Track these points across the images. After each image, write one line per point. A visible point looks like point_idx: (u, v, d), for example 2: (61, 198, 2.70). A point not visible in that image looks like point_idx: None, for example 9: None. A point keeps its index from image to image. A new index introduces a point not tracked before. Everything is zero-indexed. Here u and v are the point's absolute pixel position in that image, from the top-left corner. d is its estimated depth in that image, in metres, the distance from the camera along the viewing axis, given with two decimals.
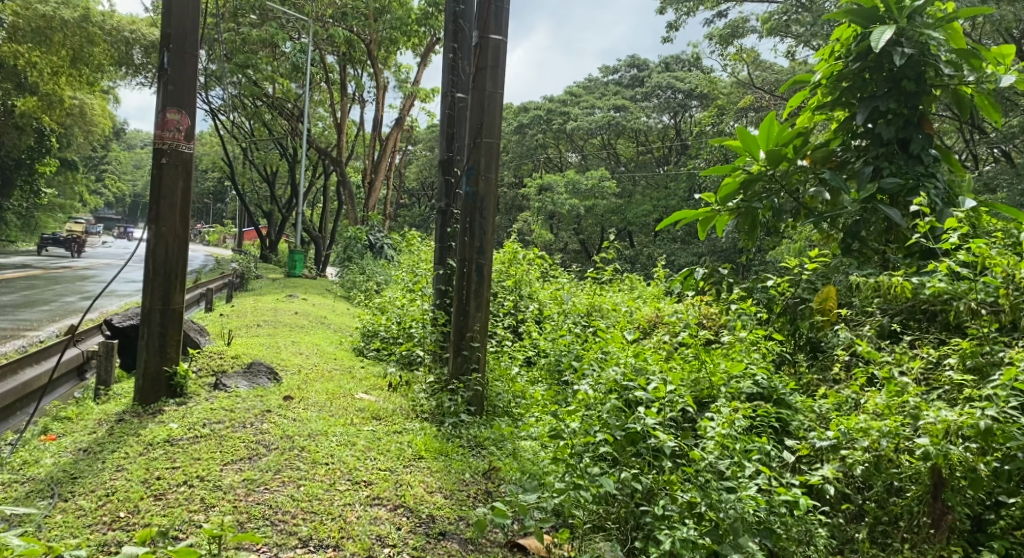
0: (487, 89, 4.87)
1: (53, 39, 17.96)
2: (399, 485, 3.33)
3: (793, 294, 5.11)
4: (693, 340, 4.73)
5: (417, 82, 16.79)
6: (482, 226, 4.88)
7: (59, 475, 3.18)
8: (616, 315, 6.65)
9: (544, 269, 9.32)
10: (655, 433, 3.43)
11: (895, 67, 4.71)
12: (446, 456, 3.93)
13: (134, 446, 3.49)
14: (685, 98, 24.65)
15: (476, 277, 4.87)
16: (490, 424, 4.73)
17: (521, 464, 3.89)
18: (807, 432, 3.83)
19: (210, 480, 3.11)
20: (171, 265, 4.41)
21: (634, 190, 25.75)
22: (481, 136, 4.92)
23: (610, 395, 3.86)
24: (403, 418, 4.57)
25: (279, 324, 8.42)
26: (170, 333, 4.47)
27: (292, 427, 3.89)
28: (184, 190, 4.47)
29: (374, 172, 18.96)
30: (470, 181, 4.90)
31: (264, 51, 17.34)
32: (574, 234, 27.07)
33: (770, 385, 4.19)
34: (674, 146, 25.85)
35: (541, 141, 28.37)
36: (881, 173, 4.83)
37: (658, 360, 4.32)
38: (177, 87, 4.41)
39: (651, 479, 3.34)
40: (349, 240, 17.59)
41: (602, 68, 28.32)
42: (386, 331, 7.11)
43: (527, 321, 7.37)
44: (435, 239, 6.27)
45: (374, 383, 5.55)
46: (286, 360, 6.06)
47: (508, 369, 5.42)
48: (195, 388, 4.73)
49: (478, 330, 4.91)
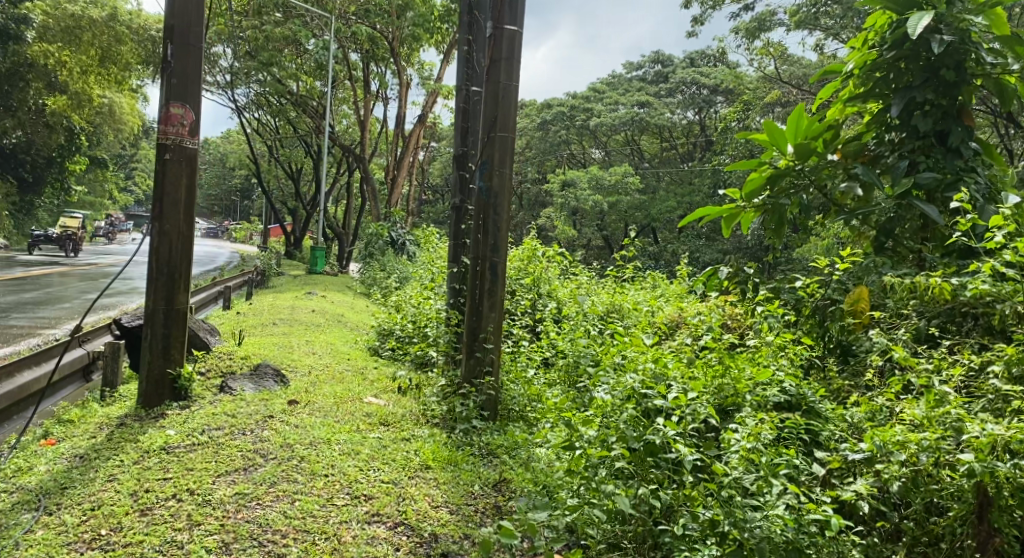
0: (502, 81, 4.67)
1: (82, 38, 18.56)
2: (403, 499, 3.17)
3: (822, 296, 4.84)
4: (716, 345, 4.48)
5: (439, 79, 16.63)
6: (497, 223, 4.70)
7: (48, 485, 3.06)
8: (636, 314, 6.43)
9: (565, 266, 9.10)
10: (674, 446, 3.22)
11: (933, 55, 4.42)
12: (455, 465, 3.76)
13: (129, 454, 3.37)
14: (710, 93, 24.11)
15: (490, 276, 4.69)
16: (503, 430, 4.53)
17: (534, 474, 3.69)
18: (839, 443, 3.57)
19: (201, 494, 2.97)
20: (175, 264, 4.30)
21: (658, 186, 25.40)
22: (495, 130, 4.71)
23: (628, 404, 3.64)
24: (412, 424, 4.40)
25: (294, 322, 8.36)
26: (174, 335, 4.37)
27: (294, 434, 3.74)
28: (189, 186, 4.36)
29: (396, 169, 18.87)
30: (483, 177, 4.71)
31: (289, 49, 17.26)
32: (597, 231, 26.78)
33: (799, 392, 3.91)
34: (698, 142, 25.45)
35: (565, 138, 28.13)
36: (916, 167, 4.54)
37: (678, 365, 4.08)
38: (181, 80, 4.30)
39: (670, 495, 3.15)
40: (371, 236, 17.53)
41: (626, 64, 27.92)
42: (400, 330, 6.95)
43: (545, 321, 7.17)
44: (449, 235, 6.12)
45: (385, 386, 5.38)
46: (296, 360, 5.93)
47: (524, 371, 5.24)
48: (200, 391, 4.62)
49: (492, 330, 4.71)
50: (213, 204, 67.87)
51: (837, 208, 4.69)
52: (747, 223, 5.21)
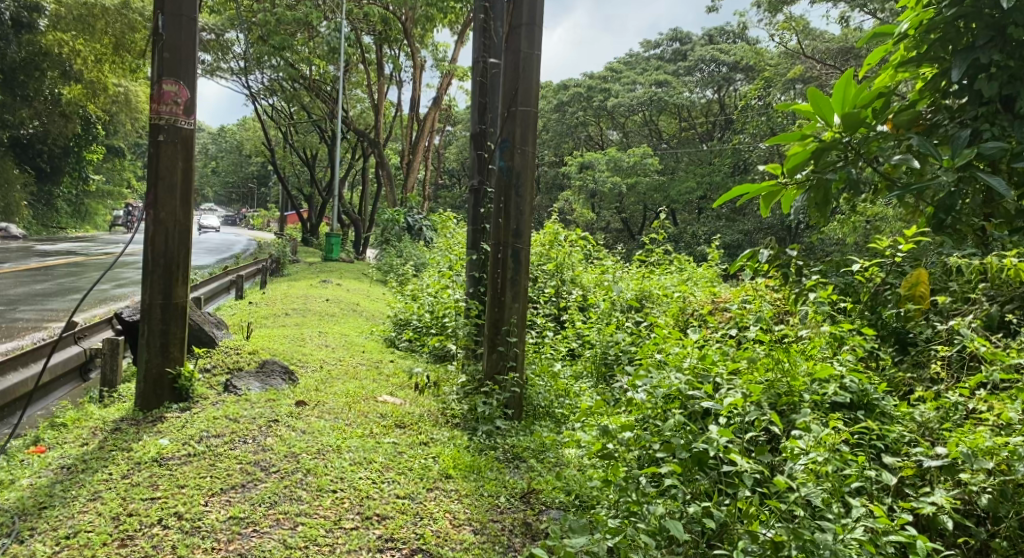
0: (522, 49, 4.25)
1: (95, 25, 17.62)
2: (420, 519, 2.82)
3: (879, 280, 4.35)
4: (766, 337, 4.01)
5: (454, 60, 16.07)
6: (519, 206, 4.30)
7: (24, 504, 2.74)
8: (667, 301, 6.00)
9: (588, 251, 8.57)
10: (730, 457, 2.85)
11: (1002, 10, 3.78)
12: (478, 474, 3.41)
13: (120, 466, 3.05)
14: (729, 71, 23.54)
15: (512, 264, 4.29)
16: (530, 431, 4.14)
17: (565, 483, 3.35)
18: (910, 447, 3.16)
19: (190, 519, 2.64)
20: (173, 253, 3.95)
21: (677, 167, 24.71)
22: (516, 104, 4.31)
23: (671, 408, 3.23)
24: (430, 426, 4.04)
25: (308, 313, 8.03)
26: (173, 332, 4.02)
27: (300, 442, 3.39)
28: (184, 170, 3.99)
29: (412, 153, 18.36)
30: (503, 155, 4.31)
31: (302, 33, 16.70)
32: (616, 213, 26.18)
33: (861, 387, 3.48)
34: (718, 121, 24.82)
35: (582, 119, 27.29)
36: (980, 136, 3.93)
37: (724, 361, 3.65)
38: (173, 54, 3.92)
39: (724, 511, 2.75)
40: (387, 222, 17.14)
41: (644, 42, 27.11)
42: (418, 320, 6.62)
43: (570, 309, 6.77)
44: (467, 220, 5.70)
45: (402, 382, 5.00)
46: (309, 354, 5.59)
47: (550, 364, 4.87)
48: (202, 390, 4.29)
49: (516, 322, 4.32)
50: (231, 190, 67.82)
51: (889, 181, 4.14)
52: (788, 202, 4.46)
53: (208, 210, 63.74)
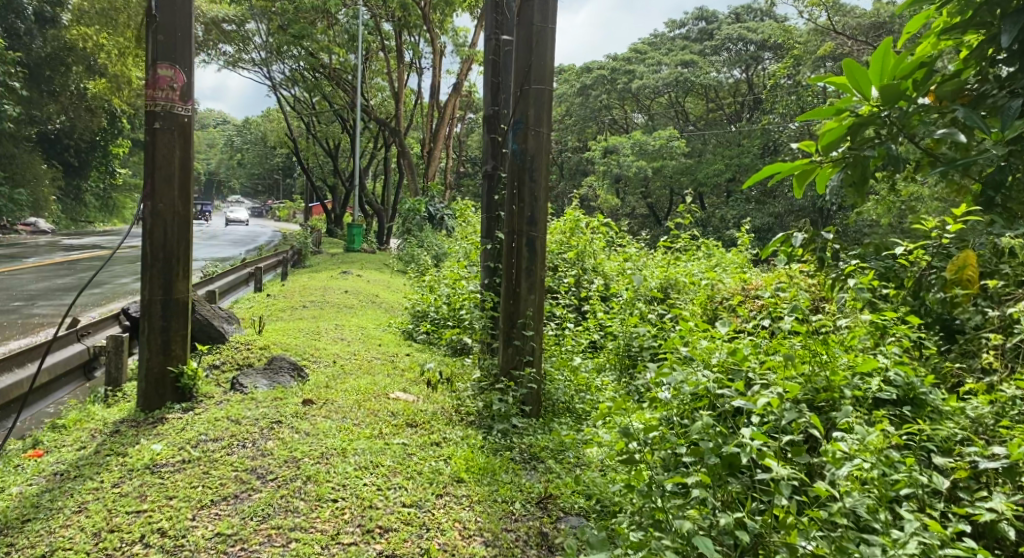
0: (535, 22, 4.00)
1: (118, 19, 17.62)
2: (426, 530, 2.65)
3: (925, 263, 3.87)
4: (800, 328, 3.72)
5: (474, 45, 15.76)
6: (533, 191, 4.05)
7: (7, 516, 2.62)
8: (694, 290, 5.73)
9: (611, 238, 8.28)
10: (764, 462, 2.61)
11: None
12: (492, 476, 3.20)
13: (112, 473, 2.93)
14: (757, 49, 23.04)
15: (526, 253, 4.07)
16: (549, 429, 3.93)
17: (585, 487, 3.12)
18: (964, 447, 2.87)
19: (175, 535, 2.49)
20: (172, 247, 3.79)
21: (704, 149, 24.15)
22: (529, 83, 4.05)
23: (700, 408, 3.00)
24: (443, 424, 3.84)
25: (325, 306, 7.88)
26: (174, 329, 3.86)
27: (302, 445, 3.23)
28: (182, 159, 3.81)
29: (433, 141, 18.08)
30: (516, 138, 4.06)
31: (322, 22, 16.48)
32: (642, 198, 25.66)
33: (907, 381, 3.20)
34: (746, 101, 24.19)
35: (606, 103, 26.77)
36: None
37: (754, 356, 3.36)
38: (168, 36, 3.72)
39: (758, 521, 2.52)
40: (409, 211, 16.95)
41: (669, 22, 26.43)
42: (435, 312, 6.44)
43: (592, 299, 6.53)
44: (482, 207, 5.47)
45: (415, 378, 4.81)
46: (322, 349, 5.41)
47: (569, 357, 4.63)
48: (208, 388, 4.14)
49: (532, 315, 4.09)
50: (257, 181, 68.32)
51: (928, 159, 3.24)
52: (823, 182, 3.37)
53: (235, 202, 64.45)
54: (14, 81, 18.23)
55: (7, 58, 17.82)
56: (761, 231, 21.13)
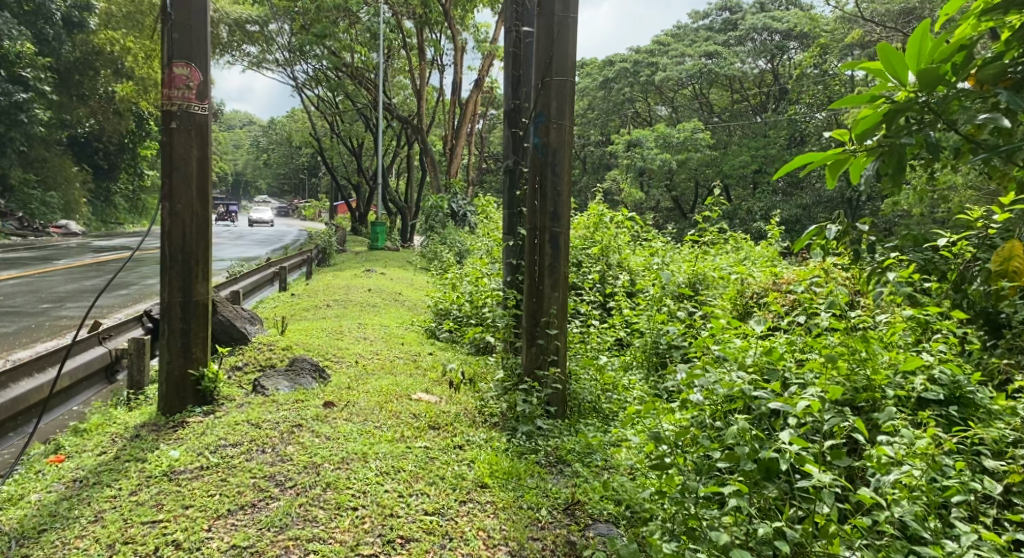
0: (556, 13, 3.88)
1: None
2: (448, 541, 2.57)
3: (968, 255, 3.61)
4: (838, 326, 3.54)
5: (496, 40, 15.63)
6: (556, 185, 3.93)
7: (24, 526, 2.60)
8: (723, 285, 5.57)
9: (635, 233, 8.10)
10: (804, 468, 2.46)
11: None
12: (517, 481, 3.10)
13: (130, 481, 2.90)
14: (783, 39, 22.57)
15: (550, 250, 3.95)
16: (575, 430, 3.81)
17: (614, 492, 3.00)
18: (1018, 449, 2.68)
19: (188, 549, 2.43)
20: (190, 248, 3.74)
21: (730, 141, 23.77)
22: (551, 75, 3.93)
23: (734, 410, 2.86)
24: (466, 427, 3.74)
25: (348, 305, 7.83)
26: (194, 331, 3.82)
27: (322, 450, 3.16)
28: (200, 158, 3.76)
29: (455, 138, 17.97)
30: (538, 131, 3.95)
31: (344, 20, 16.43)
32: (667, 191, 25.29)
33: (953, 380, 3.02)
34: (772, 92, 23.76)
35: (628, 96, 26.43)
36: None
37: (790, 356, 3.18)
38: (183, 34, 3.68)
39: (799, 530, 2.37)
40: (431, 208, 16.91)
41: (693, 13, 26.00)
42: (458, 311, 6.35)
43: (617, 295, 6.38)
44: (503, 204, 5.35)
45: (438, 378, 4.73)
46: (344, 349, 5.35)
47: (595, 356, 4.49)
48: (230, 392, 4.09)
49: (556, 313, 3.96)
50: (282, 181, 69.05)
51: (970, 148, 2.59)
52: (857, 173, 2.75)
53: (262, 203, 65.20)
54: (44, 86, 18.54)
55: (37, 62, 18.10)
56: (789, 223, 20.74)
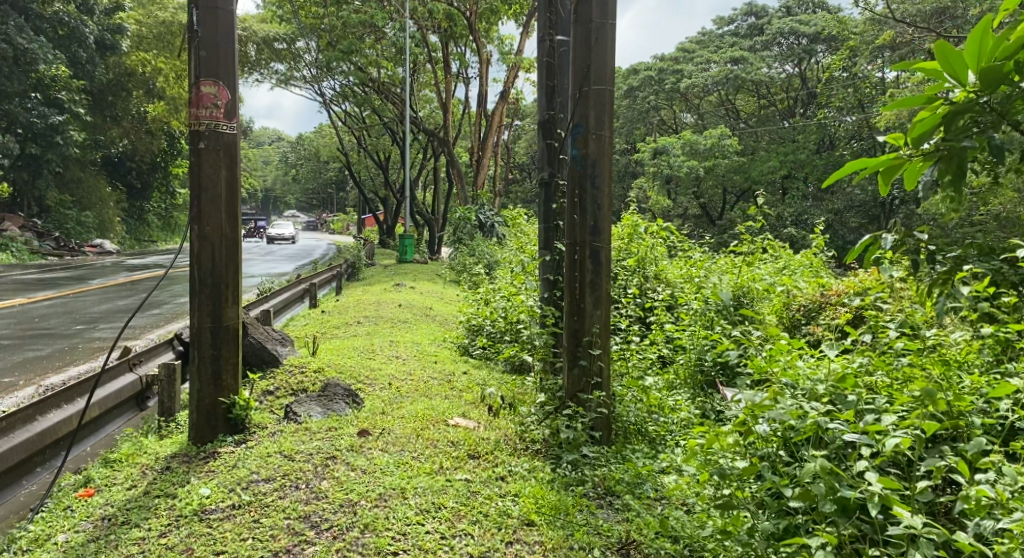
0: (594, 19, 3.69)
1: None
2: None
3: None
4: (909, 345, 3.27)
5: (520, 52, 15.50)
6: (596, 198, 3.74)
7: None
8: (770, 297, 5.31)
9: (670, 242, 7.86)
10: (892, 510, 2.21)
11: None
12: (565, 517, 2.89)
13: (161, 519, 2.77)
14: (810, 42, 22.09)
15: (590, 265, 3.74)
16: (622, 458, 3.60)
17: (673, 530, 2.78)
18: None
19: None
20: (219, 271, 3.61)
21: (758, 146, 23.35)
22: (589, 83, 3.74)
23: (806, 443, 2.61)
24: (508, 456, 3.55)
25: (379, 321, 7.70)
26: (225, 356, 3.70)
27: (358, 485, 3.00)
28: (228, 179, 3.64)
29: (481, 150, 17.89)
30: (577, 142, 3.75)
31: (370, 36, 16.43)
32: (694, 199, 24.91)
33: None
34: (801, 96, 23.31)
35: (653, 103, 26.19)
36: None
37: (862, 380, 2.92)
38: (210, 52, 3.56)
39: None
40: (458, 220, 16.84)
41: (717, 19, 25.66)
42: (492, 327, 6.20)
43: (657, 308, 6.15)
44: (538, 216, 5.16)
45: (475, 401, 4.56)
46: (378, 369, 5.19)
47: (640, 376, 4.27)
48: (262, 419, 3.94)
49: (598, 332, 3.76)
50: (310, 196, 69.89)
51: None
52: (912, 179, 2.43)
53: (289, 218, 65.93)
54: (79, 107, 18.85)
55: (71, 85, 18.42)
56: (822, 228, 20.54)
